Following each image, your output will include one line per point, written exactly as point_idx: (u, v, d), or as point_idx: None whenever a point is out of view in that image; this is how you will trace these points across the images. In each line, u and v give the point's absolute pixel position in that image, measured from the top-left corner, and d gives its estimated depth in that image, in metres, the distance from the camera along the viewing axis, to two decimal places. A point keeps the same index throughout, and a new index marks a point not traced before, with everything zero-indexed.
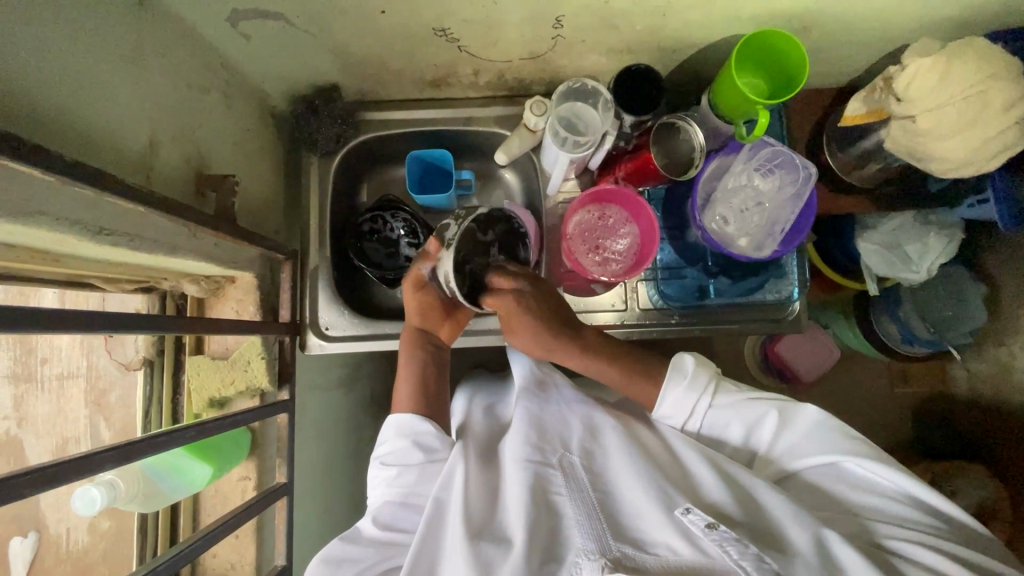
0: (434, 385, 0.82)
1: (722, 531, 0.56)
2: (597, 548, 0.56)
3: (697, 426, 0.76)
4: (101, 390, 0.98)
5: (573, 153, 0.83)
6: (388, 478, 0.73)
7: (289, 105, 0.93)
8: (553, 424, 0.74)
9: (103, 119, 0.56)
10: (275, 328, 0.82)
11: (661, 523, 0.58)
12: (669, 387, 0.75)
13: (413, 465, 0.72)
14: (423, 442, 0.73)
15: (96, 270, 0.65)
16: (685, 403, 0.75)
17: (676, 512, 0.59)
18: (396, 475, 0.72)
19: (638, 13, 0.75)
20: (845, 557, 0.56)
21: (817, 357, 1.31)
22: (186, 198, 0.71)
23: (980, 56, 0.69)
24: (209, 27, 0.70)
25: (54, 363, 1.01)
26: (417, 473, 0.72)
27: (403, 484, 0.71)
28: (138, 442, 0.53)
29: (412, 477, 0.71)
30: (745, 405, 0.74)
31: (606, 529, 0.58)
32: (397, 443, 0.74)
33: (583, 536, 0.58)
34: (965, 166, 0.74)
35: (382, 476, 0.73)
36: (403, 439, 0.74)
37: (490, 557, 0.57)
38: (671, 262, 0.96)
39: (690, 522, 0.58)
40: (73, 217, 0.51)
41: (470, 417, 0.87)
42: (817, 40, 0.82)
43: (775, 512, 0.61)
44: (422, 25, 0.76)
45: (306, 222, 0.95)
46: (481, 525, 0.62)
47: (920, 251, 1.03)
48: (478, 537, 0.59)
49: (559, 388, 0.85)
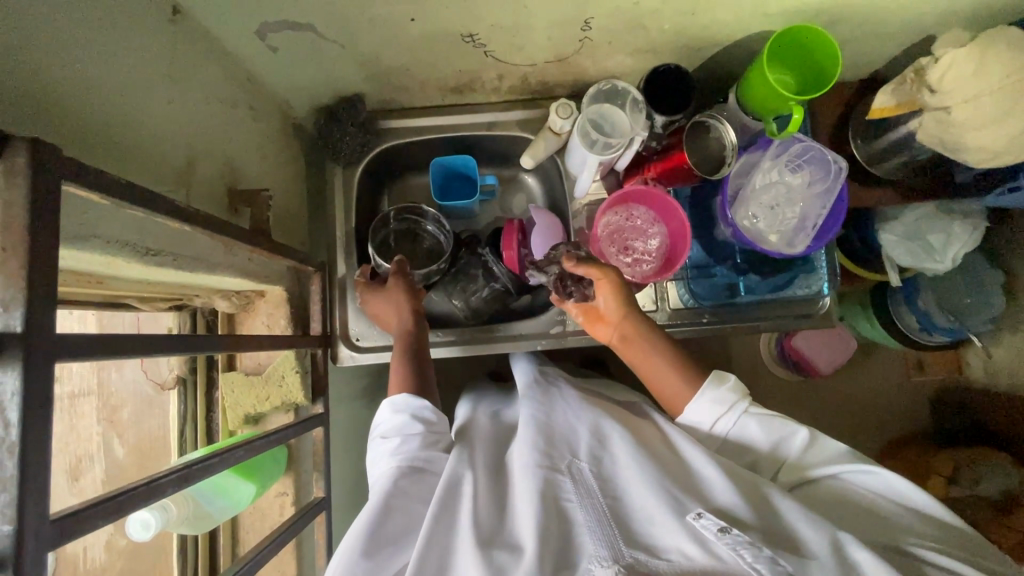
0: (414, 366, 0.79)
1: (734, 535, 0.53)
2: (609, 555, 0.53)
3: (723, 432, 0.72)
4: (113, 407, 1.07)
5: (602, 155, 0.83)
6: (390, 450, 0.69)
7: (312, 116, 0.92)
8: (561, 433, 0.71)
9: (141, 133, 0.55)
10: (309, 341, 0.81)
11: (672, 527, 0.55)
12: (705, 388, 0.73)
13: (416, 436, 0.70)
14: (424, 417, 0.72)
15: (135, 289, 0.64)
16: (721, 404, 0.72)
17: (687, 517, 0.56)
18: (400, 444, 0.69)
19: (668, 12, 0.75)
20: (861, 559, 0.53)
21: (833, 349, 1.31)
22: (221, 214, 0.69)
23: (1014, 45, 0.68)
24: (237, 40, 0.69)
25: (65, 382, 1.07)
26: (421, 441, 0.70)
27: (408, 451, 0.69)
28: (192, 466, 0.51)
29: (417, 443, 0.69)
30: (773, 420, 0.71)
31: (618, 535, 0.55)
32: (395, 419, 0.72)
33: (595, 541, 0.55)
34: (1002, 155, 0.74)
35: (382, 451, 0.70)
36: (400, 414, 0.72)
37: (504, 562, 0.54)
38: (699, 259, 0.96)
39: (702, 527, 0.54)
40: (123, 238, 0.50)
41: (475, 420, 0.85)
42: (846, 34, 0.81)
43: (788, 517, 0.58)
44: (451, 32, 0.75)
45: (331, 233, 0.94)
46: (492, 533, 0.59)
47: (943, 241, 1.03)
48: (489, 545, 0.56)
49: (564, 395, 0.83)
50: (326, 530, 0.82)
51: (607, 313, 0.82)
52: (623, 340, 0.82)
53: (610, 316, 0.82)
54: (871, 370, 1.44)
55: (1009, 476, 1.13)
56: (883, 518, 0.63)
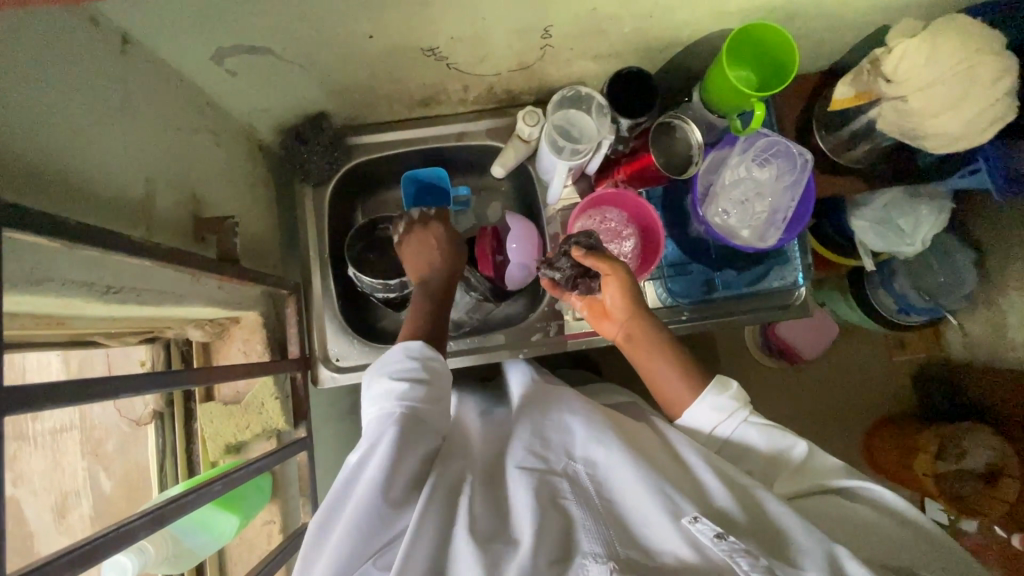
0: (432, 321, 0.76)
1: (732, 542, 0.53)
2: (604, 552, 0.52)
3: (722, 437, 0.72)
4: (97, 440, 1.04)
5: (571, 160, 0.83)
6: (395, 395, 0.64)
7: (277, 138, 0.91)
8: (556, 429, 0.70)
9: (96, 169, 0.54)
10: (287, 366, 0.80)
11: (667, 529, 0.54)
12: (705, 394, 0.73)
13: (427, 387, 0.66)
14: (433, 369, 0.68)
15: (100, 327, 0.63)
16: (721, 409, 0.72)
17: (683, 519, 0.55)
18: (409, 390, 0.64)
19: (627, 16, 0.75)
20: (852, 570, 0.52)
21: (818, 335, 1.34)
22: (187, 245, 0.69)
23: (963, 33, 0.70)
24: (193, 67, 0.68)
25: (46, 420, 1.07)
26: (431, 394, 0.65)
27: (414, 400, 0.64)
28: (167, 505, 0.51)
29: (424, 393, 0.65)
30: (775, 432, 0.70)
31: (612, 536, 0.54)
32: (408, 364, 0.66)
33: (590, 540, 0.54)
34: (959, 141, 0.75)
35: (386, 394, 0.64)
36: (414, 360, 0.67)
37: (498, 555, 0.53)
38: (676, 258, 0.96)
39: (698, 532, 0.54)
40: (79, 279, 0.49)
41: (464, 420, 0.82)
42: (804, 29, 0.83)
43: (786, 525, 0.57)
44: (411, 47, 0.75)
45: (304, 253, 0.93)
46: (486, 526, 0.57)
47: (913, 224, 1.05)
48: (485, 540, 0.55)
49: (556, 392, 0.81)
50: None
51: (614, 310, 0.81)
52: (627, 338, 0.80)
53: (615, 313, 0.81)
54: (853, 354, 1.46)
55: (993, 449, 1.13)
56: (882, 531, 0.62)
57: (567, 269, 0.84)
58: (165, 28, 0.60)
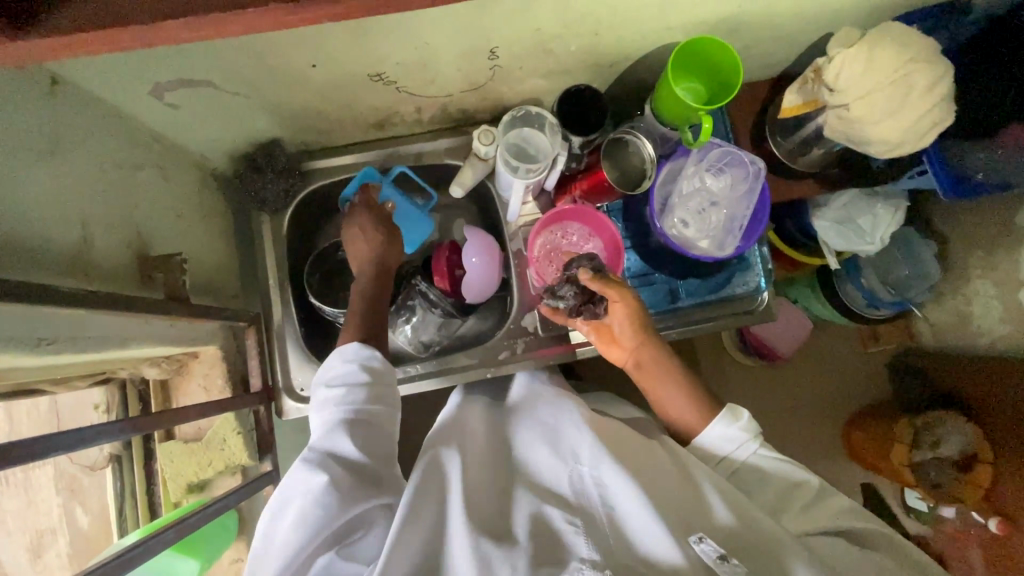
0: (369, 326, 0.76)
1: (734, 566, 0.53)
2: (602, 558, 0.53)
3: (731, 465, 0.72)
4: (70, 478, 1.01)
5: (528, 179, 0.84)
6: (335, 400, 0.65)
7: (232, 166, 0.90)
8: (567, 431, 0.72)
9: (26, 220, 0.53)
10: (248, 400, 0.79)
11: (669, 543, 0.54)
12: (716, 423, 0.73)
13: (362, 389, 0.66)
14: (376, 370, 0.68)
15: (44, 376, 0.61)
16: (732, 439, 0.72)
17: (689, 538, 0.56)
18: (345, 394, 0.65)
19: (571, 35, 0.75)
20: None
21: (790, 331, 1.35)
22: (132, 286, 0.67)
23: (900, 41, 0.71)
24: (131, 104, 0.67)
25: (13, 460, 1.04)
26: (366, 395, 0.66)
27: (353, 403, 0.65)
28: (112, 562, 0.51)
29: (363, 395, 0.66)
30: (787, 465, 0.71)
31: (610, 548, 0.56)
32: (342, 369, 0.68)
33: (590, 546, 0.55)
34: (901, 146, 0.77)
35: (329, 400, 0.65)
36: (348, 363, 0.68)
37: (488, 552, 0.54)
38: (639, 269, 0.98)
39: (702, 552, 0.55)
40: (5, 334, 0.48)
41: (466, 416, 0.81)
42: (749, 40, 0.84)
43: (789, 543, 0.57)
44: (356, 73, 0.74)
45: (265, 282, 0.92)
46: (482, 522, 0.59)
47: (872, 223, 1.07)
48: (477, 533, 0.57)
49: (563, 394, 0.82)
50: None
51: (623, 336, 0.80)
52: (637, 366, 0.80)
53: (624, 341, 0.81)
54: (826, 349, 1.48)
55: (966, 435, 1.16)
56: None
57: (572, 298, 0.82)
58: (97, 67, 0.59)
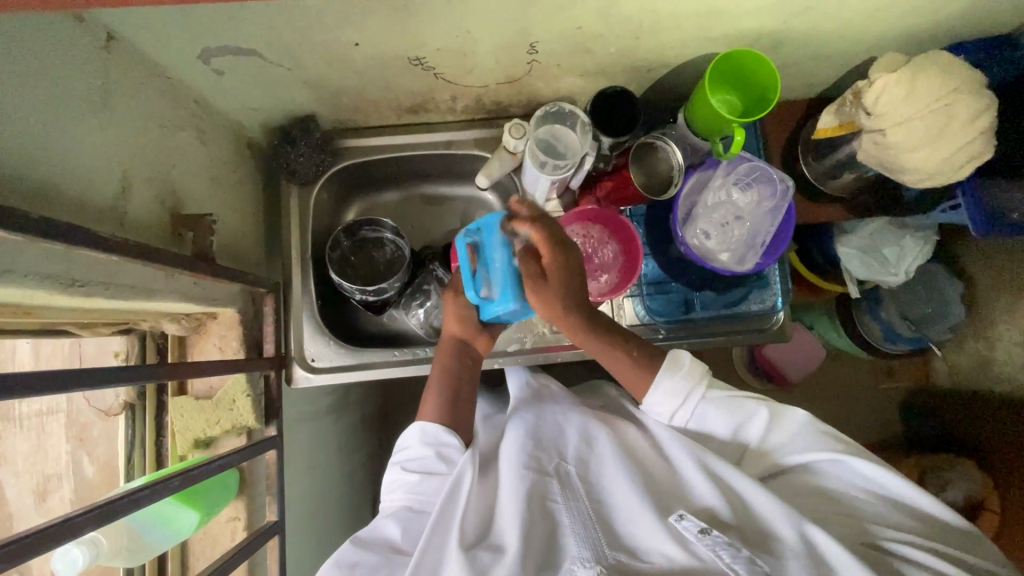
0: (456, 402, 0.80)
1: (714, 536, 0.58)
2: (591, 555, 0.57)
3: (683, 420, 0.76)
4: (82, 425, 1.04)
5: (553, 175, 0.84)
6: (407, 484, 0.74)
7: (267, 137, 0.92)
8: (549, 433, 0.74)
9: (71, 165, 0.55)
10: (262, 364, 0.82)
11: (655, 530, 0.59)
12: (662, 379, 0.75)
13: (436, 475, 0.74)
14: (445, 455, 0.75)
15: (69, 317, 0.64)
16: (673, 394, 0.75)
17: (670, 519, 0.60)
18: (420, 481, 0.73)
19: (612, 37, 0.76)
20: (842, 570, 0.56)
21: (803, 358, 1.33)
22: (163, 241, 0.70)
23: (943, 71, 0.70)
24: (180, 67, 0.70)
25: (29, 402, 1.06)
26: (438, 483, 0.73)
27: (424, 491, 0.73)
28: (116, 501, 0.53)
29: (434, 485, 0.73)
30: (733, 403, 0.74)
31: (598, 540, 0.59)
32: (421, 452, 0.75)
33: (578, 544, 0.58)
34: (935, 176, 0.75)
35: (399, 482, 0.74)
36: (427, 447, 0.75)
37: (485, 562, 0.58)
38: (656, 276, 0.96)
39: (684, 529, 0.59)
40: (41, 271, 0.51)
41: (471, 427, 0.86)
42: (790, 58, 0.83)
43: (769, 516, 0.61)
44: (398, 56, 0.75)
45: (288, 253, 0.94)
46: (475, 536, 0.63)
47: (898, 255, 1.05)
48: (471, 546, 0.60)
49: (554, 396, 0.86)
50: (279, 554, 0.82)
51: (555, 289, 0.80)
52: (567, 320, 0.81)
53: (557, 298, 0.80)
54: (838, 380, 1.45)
55: (974, 482, 1.14)
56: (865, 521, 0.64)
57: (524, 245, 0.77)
58: (151, 27, 0.61)
